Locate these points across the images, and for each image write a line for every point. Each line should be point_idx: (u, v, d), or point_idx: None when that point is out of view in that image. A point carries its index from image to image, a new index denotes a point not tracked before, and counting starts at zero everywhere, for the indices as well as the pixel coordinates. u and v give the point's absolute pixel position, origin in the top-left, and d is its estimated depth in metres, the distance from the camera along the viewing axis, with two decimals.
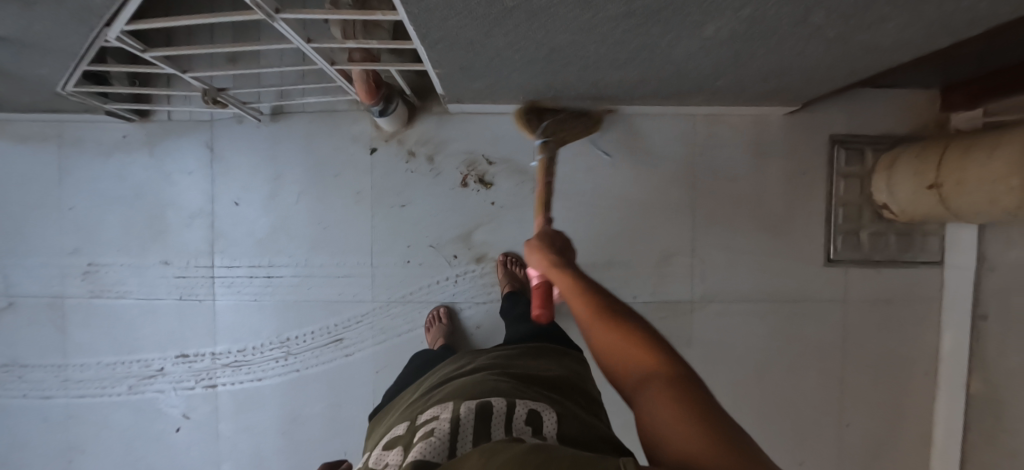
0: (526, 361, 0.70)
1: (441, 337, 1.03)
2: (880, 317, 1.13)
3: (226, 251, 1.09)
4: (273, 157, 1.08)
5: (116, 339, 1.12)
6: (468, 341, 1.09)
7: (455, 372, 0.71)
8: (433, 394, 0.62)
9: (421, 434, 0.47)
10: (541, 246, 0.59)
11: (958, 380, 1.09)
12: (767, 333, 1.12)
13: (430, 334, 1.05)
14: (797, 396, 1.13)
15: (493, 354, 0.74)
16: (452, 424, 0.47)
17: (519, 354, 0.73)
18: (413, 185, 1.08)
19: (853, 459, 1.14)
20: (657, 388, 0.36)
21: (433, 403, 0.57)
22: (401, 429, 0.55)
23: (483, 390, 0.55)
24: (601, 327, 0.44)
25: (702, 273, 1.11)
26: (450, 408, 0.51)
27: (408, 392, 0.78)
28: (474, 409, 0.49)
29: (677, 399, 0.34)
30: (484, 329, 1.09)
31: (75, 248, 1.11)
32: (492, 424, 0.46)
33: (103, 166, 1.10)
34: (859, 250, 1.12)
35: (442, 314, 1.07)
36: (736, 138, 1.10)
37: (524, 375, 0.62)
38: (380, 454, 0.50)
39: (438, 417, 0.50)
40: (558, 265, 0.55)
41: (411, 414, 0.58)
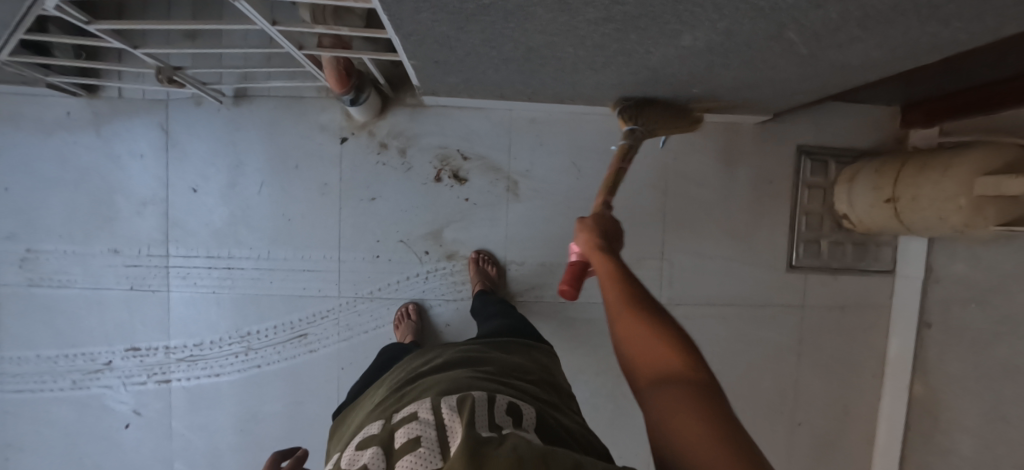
0: (496, 356, 0.72)
1: (410, 334, 1.01)
2: (835, 322, 1.18)
3: (182, 241, 1.03)
4: (233, 143, 1.03)
5: (58, 331, 1.05)
6: (436, 338, 1.07)
7: (426, 364, 0.72)
8: (403, 393, 0.62)
9: (404, 441, 0.46)
10: (591, 228, 0.60)
11: (901, 383, 1.16)
12: (728, 336, 1.16)
13: (398, 331, 1.03)
14: (753, 398, 1.18)
15: (463, 348, 0.76)
16: (436, 429, 0.46)
17: (488, 348, 0.75)
18: (383, 179, 1.04)
19: (803, 457, 1.20)
20: (681, 392, 0.37)
21: (407, 402, 0.57)
22: (375, 428, 0.54)
23: (461, 385, 0.57)
24: (628, 316, 0.46)
25: (670, 276, 1.13)
26: (427, 406, 0.52)
27: (378, 385, 0.78)
28: (455, 405, 0.50)
29: (706, 411, 0.35)
30: (453, 327, 1.08)
31: (10, 233, 1.03)
32: (474, 413, 0.47)
33: (43, 146, 1.02)
34: (819, 258, 1.16)
35: (410, 311, 1.04)
36: (708, 145, 1.12)
37: (496, 371, 0.65)
38: (353, 456, 0.48)
39: (416, 417, 0.50)
40: (604, 252, 0.56)
41: (384, 413, 0.58)
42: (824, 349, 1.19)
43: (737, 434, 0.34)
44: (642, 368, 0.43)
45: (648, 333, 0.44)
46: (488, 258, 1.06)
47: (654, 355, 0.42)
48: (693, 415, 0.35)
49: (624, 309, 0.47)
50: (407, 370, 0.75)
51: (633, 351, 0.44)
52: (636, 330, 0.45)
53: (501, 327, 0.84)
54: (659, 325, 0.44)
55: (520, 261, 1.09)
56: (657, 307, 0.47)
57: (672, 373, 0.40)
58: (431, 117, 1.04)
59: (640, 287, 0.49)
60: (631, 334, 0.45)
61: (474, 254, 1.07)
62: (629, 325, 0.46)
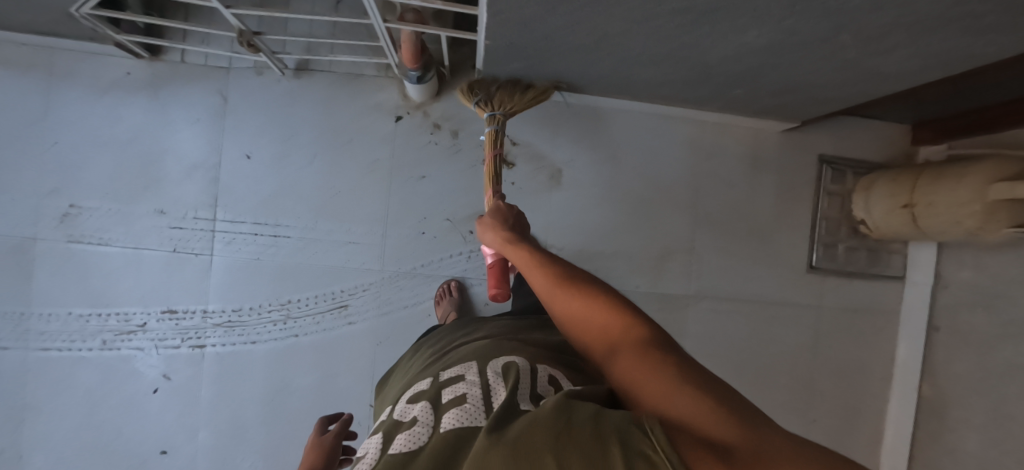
0: (534, 334, 0.70)
1: (451, 311, 1.03)
2: (849, 324, 1.24)
3: (229, 206, 1.04)
4: (290, 115, 1.05)
5: (92, 289, 1.03)
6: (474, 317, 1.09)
7: (462, 339, 0.71)
8: (447, 357, 0.62)
9: (450, 398, 0.49)
10: (492, 225, 0.63)
11: (910, 384, 1.22)
12: (751, 331, 1.21)
13: (439, 307, 1.05)
14: (771, 395, 1.22)
15: (497, 326, 0.75)
16: (481, 389, 0.48)
17: (524, 329, 0.74)
18: (434, 158, 1.08)
19: None
20: (626, 354, 0.42)
21: (451, 363, 0.58)
22: (424, 384, 0.56)
23: (504, 351, 0.57)
24: (561, 299, 0.50)
25: (699, 270, 1.18)
26: (475, 370, 0.53)
27: (416, 355, 0.80)
28: (500, 373, 0.51)
29: (645, 360, 0.39)
30: (492, 307, 1.10)
31: (54, 188, 1.02)
32: (516, 379, 0.48)
33: (97, 104, 1.03)
34: (835, 261, 1.23)
35: (452, 287, 1.07)
36: (738, 148, 1.19)
37: (537, 344, 0.63)
38: (405, 407, 0.52)
39: (463, 378, 0.52)
40: (512, 243, 0.59)
41: (431, 371, 0.60)
42: (838, 350, 1.24)
43: (680, 366, 0.38)
44: (594, 342, 0.47)
45: (585, 308, 0.48)
46: None
47: (596, 328, 0.47)
48: (639, 370, 0.39)
49: (555, 295, 0.51)
50: (445, 342, 0.75)
51: (581, 330, 0.49)
52: (575, 312, 0.49)
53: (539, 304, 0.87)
54: (589, 297, 0.48)
55: (559, 247, 1.13)
56: (582, 276, 0.51)
57: (616, 337, 0.44)
58: None
59: (556, 265, 0.52)
60: (573, 316, 0.49)
61: None
62: (565, 310, 0.50)
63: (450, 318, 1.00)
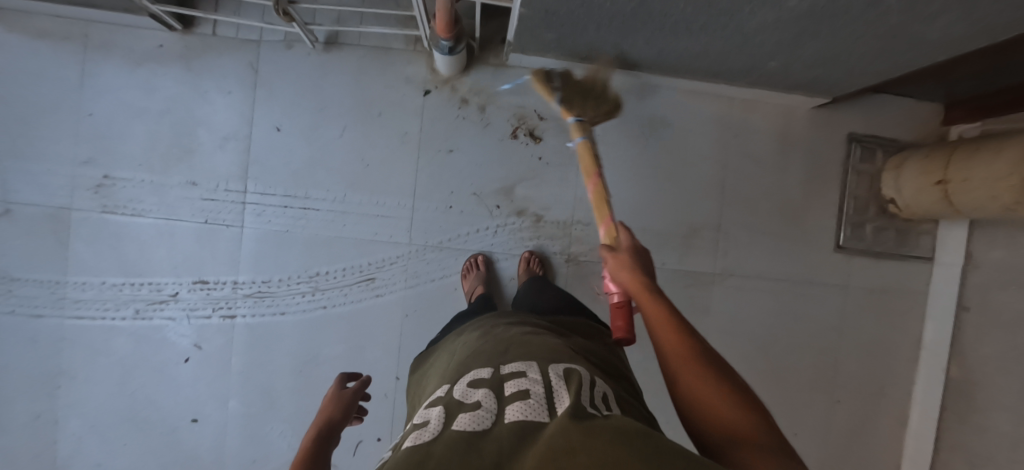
0: (586, 343, 0.62)
1: (478, 284, 1.04)
2: (875, 305, 1.23)
3: (260, 178, 1.05)
4: (320, 88, 1.06)
5: (125, 258, 1.05)
6: (500, 292, 1.10)
7: (513, 328, 0.63)
8: (502, 346, 0.54)
9: (512, 391, 0.42)
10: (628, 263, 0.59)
11: (936, 366, 1.21)
12: (777, 310, 1.20)
13: (466, 280, 1.06)
14: (794, 374, 1.22)
15: (545, 325, 0.67)
16: (546, 387, 0.41)
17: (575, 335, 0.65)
18: (463, 132, 1.08)
19: (839, 435, 1.24)
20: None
21: (506, 356, 0.51)
22: (484, 372, 0.48)
23: (563, 355, 0.50)
24: (694, 373, 0.44)
25: (725, 248, 1.17)
26: (538, 368, 0.46)
27: (455, 340, 0.72)
28: (564, 375, 0.44)
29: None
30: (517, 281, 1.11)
31: (89, 158, 1.03)
32: (581, 385, 0.41)
33: (130, 76, 1.04)
34: (863, 241, 1.22)
35: (479, 262, 1.07)
36: (767, 125, 1.18)
37: (596, 360, 0.55)
38: (462, 391, 0.45)
39: (525, 373, 0.45)
40: (647, 288, 0.55)
41: (481, 359, 0.53)
42: (863, 331, 1.23)
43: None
44: (708, 427, 0.41)
45: (713, 390, 0.42)
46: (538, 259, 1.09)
47: (728, 422, 0.40)
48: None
49: (681, 358, 0.45)
50: (493, 326, 0.66)
51: (703, 418, 0.41)
52: (705, 395, 0.42)
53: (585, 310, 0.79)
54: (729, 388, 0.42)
55: (586, 223, 1.12)
56: (723, 365, 0.45)
57: (752, 446, 0.37)
58: (512, 77, 1.09)
59: (698, 341, 0.46)
60: (699, 398, 0.42)
61: (524, 254, 1.09)
62: (693, 387, 0.43)
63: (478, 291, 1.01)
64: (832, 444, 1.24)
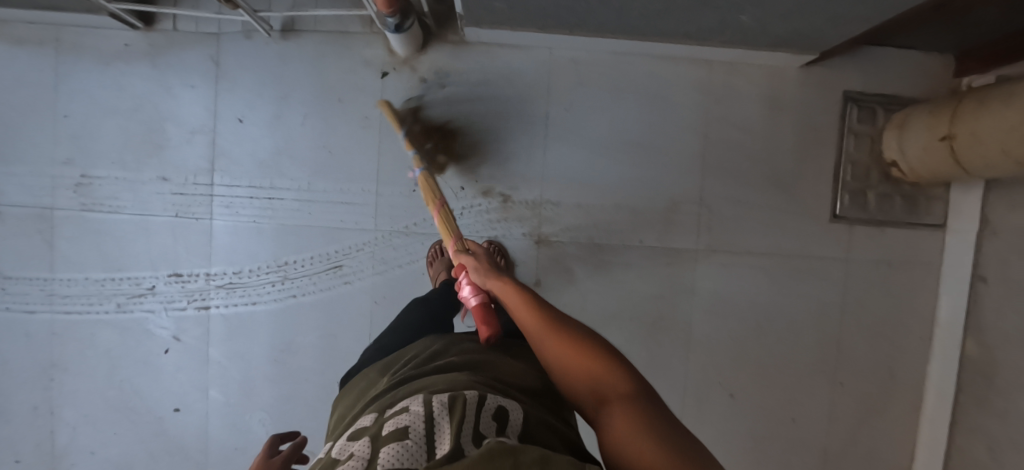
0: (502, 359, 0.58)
1: (442, 271, 1.00)
2: (881, 279, 1.13)
3: (227, 170, 1.06)
4: (280, 77, 1.06)
5: (106, 254, 1.08)
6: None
7: (425, 362, 0.58)
8: (400, 388, 0.50)
9: (389, 430, 0.38)
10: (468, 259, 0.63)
11: (952, 344, 1.10)
12: (769, 287, 1.12)
13: (431, 267, 1.03)
14: (792, 356, 1.14)
15: (462, 344, 0.63)
16: (425, 420, 0.38)
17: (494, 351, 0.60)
18: (424, 113, 1.06)
19: (844, 421, 1.15)
20: (620, 412, 0.37)
21: (401, 395, 0.47)
22: (367, 419, 0.45)
23: (459, 383, 0.46)
24: (556, 341, 0.46)
25: (709, 223, 1.10)
26: (420, 401, 0.42)
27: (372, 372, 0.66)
28: (446, 404, 0.40)
29: (643, 431, 0.34)
30: None
31: (67, 158, 1.07)
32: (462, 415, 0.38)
33: (101, 76, 1.06)
34: (866, 210, 1.12)
35: (442, 249, 1.04)
36: (751, 89, 1.09)
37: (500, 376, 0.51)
38: (343, 445, 0.41)
39: (407, 409, 0.41)
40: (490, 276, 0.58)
41: (377, 405, 0.48)
42: (869, 308, 1.14)
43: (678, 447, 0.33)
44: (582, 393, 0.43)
45: (577, 358, 0.44)
46: (497, 250, 1.04)
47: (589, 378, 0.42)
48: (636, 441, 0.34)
49: (544, 337, 0.47)
50: (406, 360, 0.62)
51: (568, 378, 0.44)
52: (569, 360, 0.44)
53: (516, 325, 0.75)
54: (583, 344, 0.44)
55: (557, 201, 1.08)
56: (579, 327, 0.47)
57: (608, 394, 0.40)
58: (472, 54, 1.06)
59: (559, 316, 0.48)
60: (567, 368, 0.44)
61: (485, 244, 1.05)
62: (559, 355, 0.45)
63: (439, 279, 0.98)
64: (837, 431, 1.15)
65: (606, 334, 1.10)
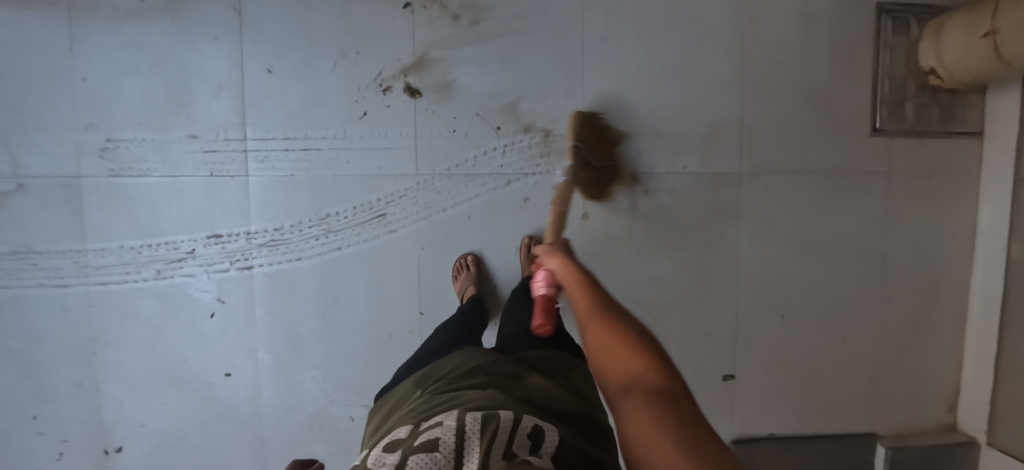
0: (537, 379, 0.59)
1: (469, 286, 1.02)
2: (923, 190, 1.14)
3: (259, 122, 1.03)
4: (306, 23, 1.02)
5: (139, 220, 1.04)
6: (494, 288, 1.08)
7: (457, 375, 0.62)
8: (434, 402, 0.54)
9: (422, 441, 0.42)
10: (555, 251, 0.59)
11: (997, 248, 1.11)
12: (813, 206, 1.12)
13: (457, 281, 1.04)
14: (839, 275, 1.14)
15: (496, 360, 0.64)
16: (457, 434, 0.42)
17: (526, 371, 0.61)
18: (457, 50, 1.03)
19: (893, 335, 1.16)
20: (638, 401, 0.32)
21: (434, 410, 0.51)
22: (403, 431, 0.49)
23: (488, 399, 0.50)
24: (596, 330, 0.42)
25: (751, 145, 1.09)
26: (453, 415, 0.46)
27: (401, 389, 0.70)
28: (478, 418, 0.44)
29: (658, 417, 0.29)
30: (510, 277, 1.08)
31: (91, 123, 1.03)
32: (490, 434, 0.41)
33: (118, 35, 1.02)
34: (904, 122, 1.12)
35: (469, 262, 1.04)
36: (785, 6, 1.08)
37: (532, 398, 0.53)
38: (378, 454, 0.45)
39: (441, 423, 0.45)
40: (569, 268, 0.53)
41: (412, 417, 0.53)
42: (911, 221, 1.14)
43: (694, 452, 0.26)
44: (609, 376, 0.38)
45: (615, 346, 0.39)
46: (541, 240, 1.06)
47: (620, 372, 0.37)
48: (648, 428, 0.29)
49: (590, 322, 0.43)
50: (442, 375, 0.66)
51: (601, 363, 0.39)
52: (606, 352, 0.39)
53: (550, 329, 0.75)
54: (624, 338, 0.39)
55: None
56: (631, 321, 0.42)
57: (634, 381, 0.35)
58: None
59: (615, 306, 0.44)
60: (601, 351, 0.40)
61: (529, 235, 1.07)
62: (596, 346, 0.41)
63: (467, 295, 1.00)
64: (886, 345, 1.16)
65: (654, 264, 1.10)
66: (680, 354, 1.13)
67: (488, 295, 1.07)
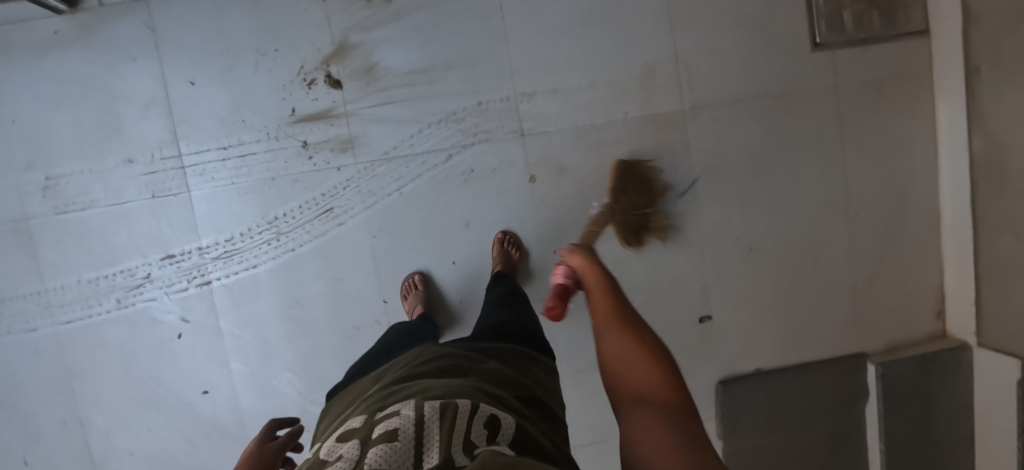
0: (496, 370, 0.54)
1: (418, 304, 1.01)
2: (875, 99, 1.11)
3: (191, 136, 1.02)
4: (220, 29, 1.01)
5: (92, 252, 1.05)
6: (443, 298, 1.08)
7: (417, 366, 0.56)
8: (389, 391, 0.47)
9: (379, 432, 0.34)
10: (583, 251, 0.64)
11: (961, 145, 1.07)
12: (764, 134, 1.09)
13: (406, 302, 1.03)
14: (801, 199, 1.11)
15: (454, 353, 0.59)
16: (417, 424, 0.34)
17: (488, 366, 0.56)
18: (375, 31, 1.01)
19: (866, 249, 1.13)
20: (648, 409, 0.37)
21: (390, 398, 0.43)
22: (355, 422, 0.41)
23: (451, 390, 0.43)
24: (612, 334, 0.47)
25: (688, 81, 1.07)
26: (412, 403, 0.39)
27: (358, 384, 0.63)
28: (439, 406, 0.37)
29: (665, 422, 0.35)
30: (463, 260, 1.07)
31: (28, 163, 1.03)
32: (458, 423, 0.34)
33: (39, 71, 1.01)
34: (844, 32, 1.09)
35: (416, 282, 1.04)
36: None
37: (495, 386, 0.49)
38: (327, 448, 0.36)
39: (398, 411, 0.37)
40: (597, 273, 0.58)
41: (363, 409, 0.44)
42: (869, 132, 1.11)
43: (696, 455, 0.31)
44: (620, 380, 0.43)
45: (626, 352, 0.45)
46: (512, 240, 1.05)
47: (636, 378, 0.42)
48: (651, 427, 0.35)
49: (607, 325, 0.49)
50: (400, 365, 0.60)
51: (614, 365, 0.45)
52: (626, 360, 0.44)
53: (504, 328, 0.73)
54: (643, 347, 0.44)
55: (531, 92, 1.05)
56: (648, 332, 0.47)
57: (645, 390, 0.40)
58: None
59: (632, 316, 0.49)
60: (616, 356, 0.45)
61: (499, 235, 1.06)
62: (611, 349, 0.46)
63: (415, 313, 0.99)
64: (861, 264, 1.14)
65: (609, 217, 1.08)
66: (653, 305, 1.11)
67: (439, 309, 1.08)
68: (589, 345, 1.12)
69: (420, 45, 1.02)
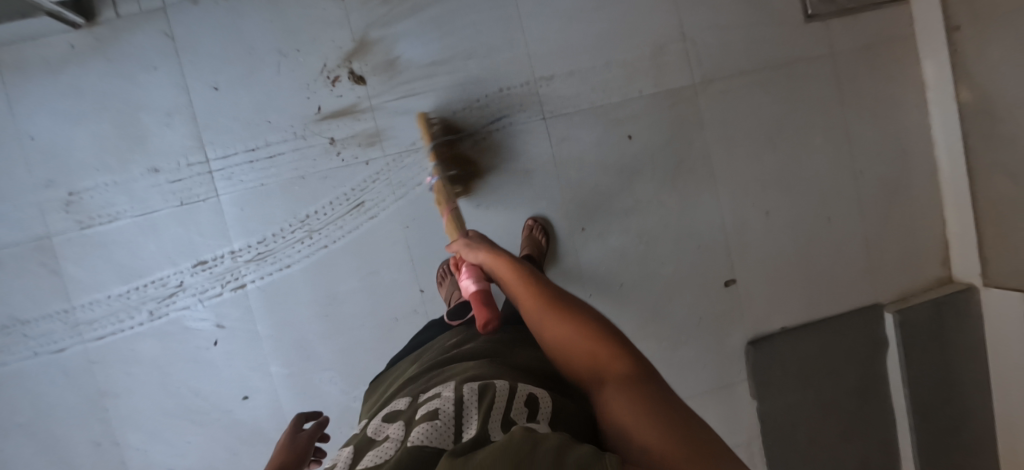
0: (525, 352, 0.60)
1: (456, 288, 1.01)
2: (867, 63, 1.18)
3: (217, 141, 1.03)
4: (240, 33, 1.02)
5: (120, 266, 1.03)
6: None
7: (453, 351, 0.63)
8: (428, 377, 0.54)
9: (422, 412, 0.41)
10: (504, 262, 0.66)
11: (949, 99, 1.15)
12: (771, 102, 1.15)
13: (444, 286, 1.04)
14: (809, 161, 1.17)
15: (487, 337, 0.65)
16: (456, 404, 0.41)
17: (519, 347, 0.62)
18: (394, 26, 1.04)
19: (872, 205, 1.20)
20: (614, 391, 0.41)
21: (433, 383, 0.51)
22: (402, 403, 0.49)
23: (486, 371, 0.49)
24: (555, 331, 0.50)
25: (696, 55, 1.12)
26: (451, 386, 0.46)
27: (406, 364, 0.71)
28: (475, 389, 0.43)
29: (630, 397, 0.38)
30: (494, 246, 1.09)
31: (49, 180, 1.01)
32: (490, 401, 0.40)
33: (55, 87, 1.00)
34: (835, 3, 1.16)
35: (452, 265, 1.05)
36: None
37: (522, 365, 0.55)
38: (377, 426, 0.44)
39: (440, 394, 0.45)
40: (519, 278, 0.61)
41: (409, 391, 0.52)
42: (864, 95, 1.18)
43: (669, 417, 0.35)
44: (581, 370, 0.47)
45: (574, 339, 0.48)
46: (541, 226, 1.07)
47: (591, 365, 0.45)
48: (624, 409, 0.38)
49: (546, 323, 0.52)
50: (437, 350, 0.67)
51: (569, 358, 0.48)
52: (577, 348, 0.47)
53: None
54: (582, 331, 0.48)
55: (549, 76, 1.09)
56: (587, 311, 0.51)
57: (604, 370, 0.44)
58: None
59: (566, 302, 0.53)
60: (568, 349, 0.48)
61: (529, 221, 1.08)
62: (560, 344, 0.49)
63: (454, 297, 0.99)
64: (869, 218, 1.20)
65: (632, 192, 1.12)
66: (680, 273, 1.15)
67: None
68: (623, 317, 1.14)
69: (439, 37, 1.05)
